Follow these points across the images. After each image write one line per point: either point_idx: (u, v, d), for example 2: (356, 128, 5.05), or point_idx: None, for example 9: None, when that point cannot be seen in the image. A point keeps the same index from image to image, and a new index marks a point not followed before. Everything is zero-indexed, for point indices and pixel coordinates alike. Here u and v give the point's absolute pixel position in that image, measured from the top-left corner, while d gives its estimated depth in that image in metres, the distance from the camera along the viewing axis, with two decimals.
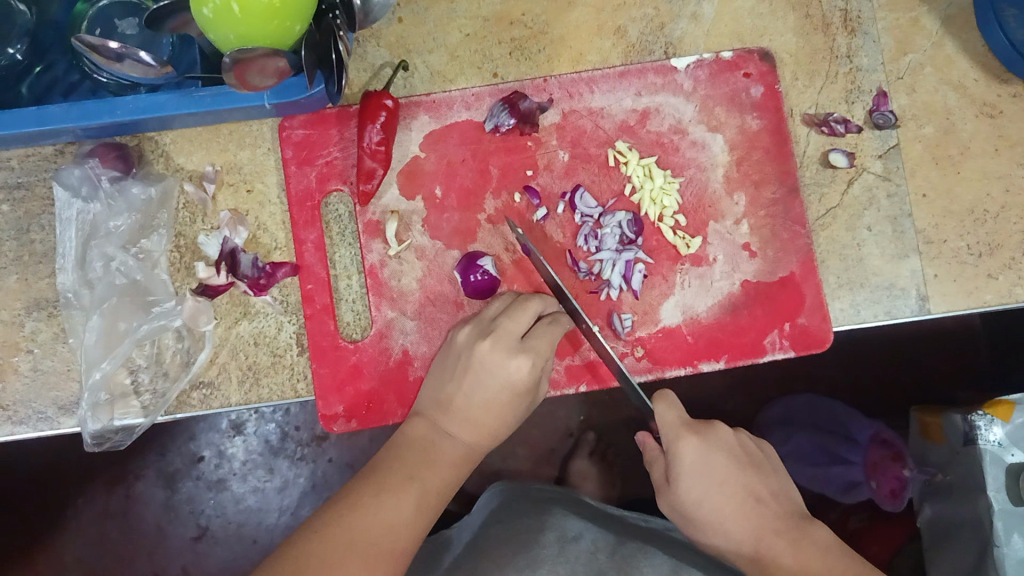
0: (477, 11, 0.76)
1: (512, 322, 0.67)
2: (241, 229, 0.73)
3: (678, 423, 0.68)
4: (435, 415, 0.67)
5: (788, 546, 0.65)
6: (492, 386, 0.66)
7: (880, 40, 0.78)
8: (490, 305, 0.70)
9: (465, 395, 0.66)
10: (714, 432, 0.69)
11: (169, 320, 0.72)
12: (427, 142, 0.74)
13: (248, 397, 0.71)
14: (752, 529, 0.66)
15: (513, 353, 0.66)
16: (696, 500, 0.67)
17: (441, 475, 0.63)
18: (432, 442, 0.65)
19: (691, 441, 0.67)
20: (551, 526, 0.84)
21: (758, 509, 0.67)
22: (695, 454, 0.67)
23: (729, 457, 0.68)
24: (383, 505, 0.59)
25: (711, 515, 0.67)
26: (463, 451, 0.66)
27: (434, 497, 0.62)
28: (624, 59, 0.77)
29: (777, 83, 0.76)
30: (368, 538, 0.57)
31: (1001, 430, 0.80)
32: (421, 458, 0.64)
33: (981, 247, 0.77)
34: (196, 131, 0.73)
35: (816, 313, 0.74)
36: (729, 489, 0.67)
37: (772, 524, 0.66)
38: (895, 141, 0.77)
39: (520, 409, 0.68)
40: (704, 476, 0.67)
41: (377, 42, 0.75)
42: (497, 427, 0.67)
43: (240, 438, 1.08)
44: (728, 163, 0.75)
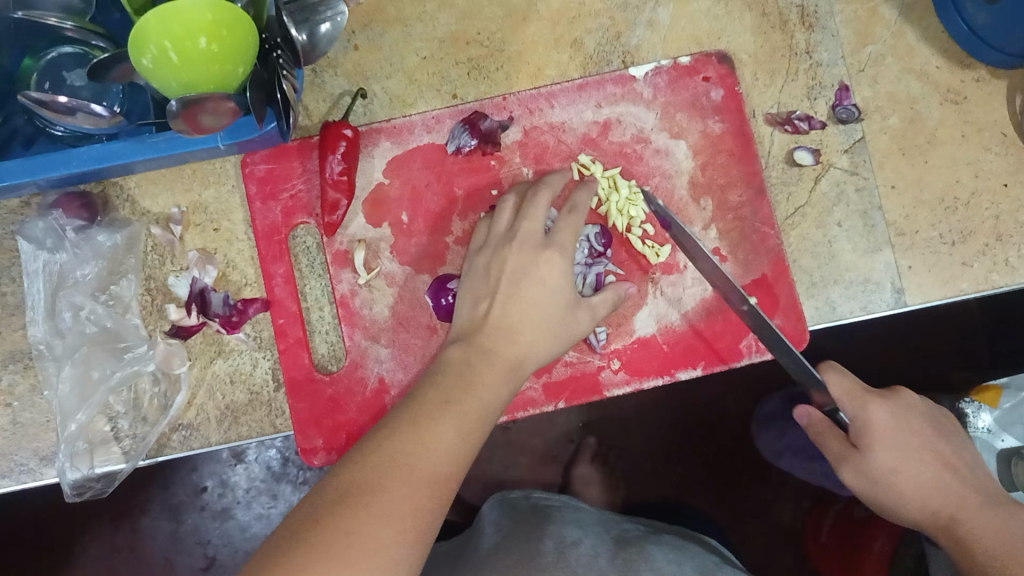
0: (432, 33, 0.76)
1: (532, 221, 0.68)
2: (210, 268, 0.73)
3: (859, 389, 0.69)
4: (473, 337, 0.65)
5: (981, 513, 0.65)
6: (525, 285, 0.66)
7: (839, 33, 0.78)
8: (500, 211, 0.70)
9: (498, 312, 0.66)
10: (899, 398, 0.70)
11: (143, 365, 0.72)
12: (390, 168, 0.74)
13: (228, 436, 0.71)
14: (927, 501, 0.67)
15: (539, 250, 0.67)
16: (893, 468, 0.67)
17: (481, 397, 0.60)
18: (468, 363, 0.62)
19: (881, 407, 0.69)
20: (548, 532, 0.83)
21: (954, 478, 0.67)
22: (889, 417, 0.69)
23: (924, 423, 0.69)
24: (422, 431, 0.56)
25: (919, 489, 0.67)
26: (505, 368, 0.63)
27: (475, 421, 0.59)
28: (582, 72, 0.77)
29: (737, 85, 0.75)
30: (409, 463, 0.54)
31: (990, 416, 0.80)
32: (458, 382, 0.61)
33: (954, 235, 0.76)
34: (160, 174, 0.73)
35: (791, 312, 0.74)
36: (925, 456, 0.68)
37: (976, 494, 0.66)
38: (860, 134, 0.77)
39: (560, 320, 0.66)
40: (898, 441, 0.68)
41: (334, 72, 0.75)
42: (540, 339, 0.65)
43: (241, 466, 1.08)
44: (693, 168, 0.75)
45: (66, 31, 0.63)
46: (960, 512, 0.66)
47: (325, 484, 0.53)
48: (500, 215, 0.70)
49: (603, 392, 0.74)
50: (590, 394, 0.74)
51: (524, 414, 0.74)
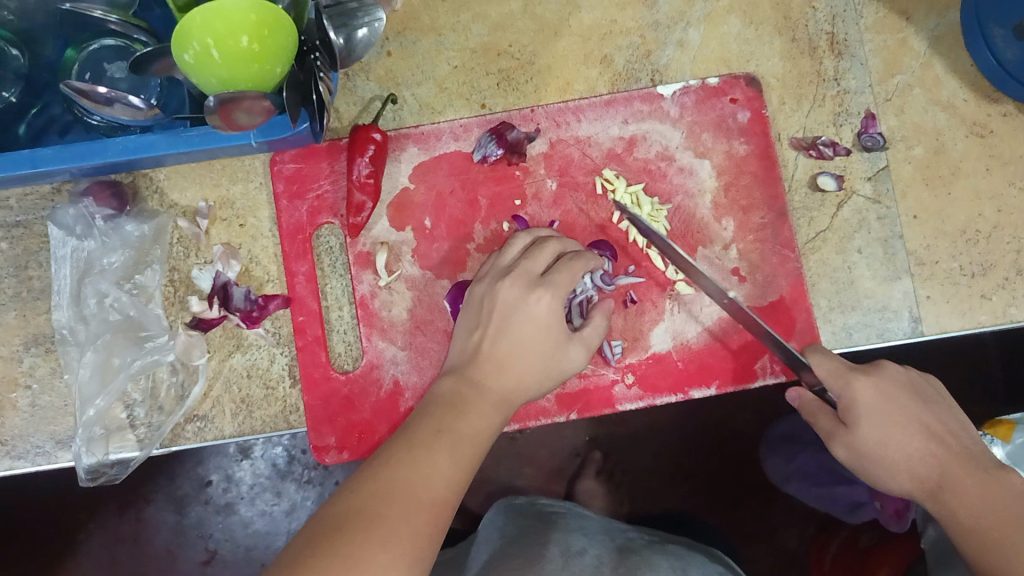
0: (465, 43, 0.77)
1: (532, 262, 0.69)
2: (233, 262, 0.74)
3: (842, 369, 0.67)
4: (464, 369, 0.65)
5: (975, 482, 0.62)
6: (516, 321, 0.66)
7: (868, 62, 0.78)
8: (509, 247, 0.71)
9: (491, 343, 0.65)
10: (885, 372, 0.68)
11: (162, 355, 0.73)
12: (416, 173, 0.75)
13: (242, 429, 0.72)
14: (914, 469, 0.65)
15: (532, 287, 0.67)
16: (878, 443, 0.65)
17: (472, 425, 0.60)
18: (460, 392, 0.63)
19: (866, 380, 0.66)
20: (552, 539, 0.85)
21: (937, 447, 0.65)
22: (872, 395, 0.66)
23: (906, 394, 0.67)
24: (416, 461, 0.56)
25: (899, 456, 0.65)
26: (496, 400, 0.63)
27: (466, 448, 0.59)
28: (610, 88, 0.78)
29: (763, 108, 0.76)
30: (404, 492, 0.53)
31: (1001, 449, 0.83)
32: (450, 411, 0.61)
33: (973, 267, 0.76)
34: (189, 167, 0.75)
35: (807, 337, 0.74)
36: (907, 427, 0.65)
37: (959, 460, 0.64)
38: (884, 163, 0.77)
39: (550, 353, 0.66)
40: (884, 416, 0.66)
41: (367, 76, 0.76)
42: (528, 370, 0.65)
43: (247, 462, 1.09)
44: (716, 189, 0.75)
45: (109, 24, 0.64)
46: (946, 480, 0.63)
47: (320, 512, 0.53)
48: (505, 252, 0.71)
49: (616, 406, 0.74)
50: (603, 407, 0.74)
51: (536, 423, 0.75)
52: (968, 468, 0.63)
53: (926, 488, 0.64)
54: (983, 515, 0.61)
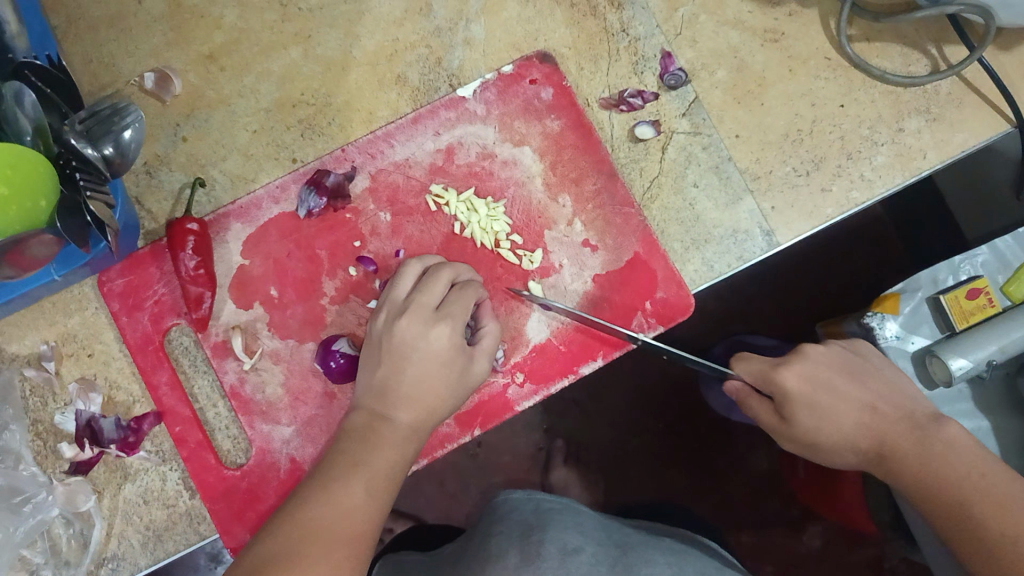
0: (257, 105, 0.76)
1: (426, 295, 0.68)
2: (93, 394, 0.71)
3: (767, 366, 0.71)
4: (376, 405, 0.66)
5: (915, 446, 0.65)
6: (419, 360, 0.66)
7: (648, 4, 0.79)
8: (400, 279, 0.70)
9: (396, 379, 0.66)
10: (806, 355, 0.70)
11: (47, 512, 0.70)
12: (247, 248, 0.74)
13: (157, 555, 0.70)
14: (855, 445, 0.68)
15: (431, 322, 0.67)
16: (815, 428, 0.69)
17: (387, 458, 0.63)
18: (373, 428, 0.64)
19: (791, 372, 0.69)
20: (549, 537, 0.83)
21: (875, 418, 0.68)
22: (801, 381, 0.69)
23: (831, 371, 0.70)
24: (330, 498, 0.59)
25: (834, 436, 0.69)
26: (406, 432, 0.65)
27: (383, 481, 0.61)
28: (414, 105, 0.77)
29: (564, 80, 0.77)
30: (319, 531, 0.56)
31: (895, 323, 0.85)
32: (362, 445, 0.63)
33: (806, 165, 0.79)
34: (18, 315, 0.72)
35: (672, 283, 0.75)
36: (841, 405, 0.68)
37: (894, 424, 0.67)
38: (694, 95, 0.78)
39: (456, 382, 0.67)
40: (817, 404, 0.69)
41: (169, 167, 0.74)
42: (438, 405, 0.66)
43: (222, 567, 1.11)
44: (543, 170, 0.76)
45: None
46: (886, 449, 0.67)
47: (242, 557, 0.56)
48: (398, 284, 0.70)
49: (515, 408, 0.74)
50: (503, 414, 0.74)
51: (444, 450, 0.74)
52: (904, 433, 0.66)
53: (871, 459, 0.68)
54: (919, 468, 0.64)
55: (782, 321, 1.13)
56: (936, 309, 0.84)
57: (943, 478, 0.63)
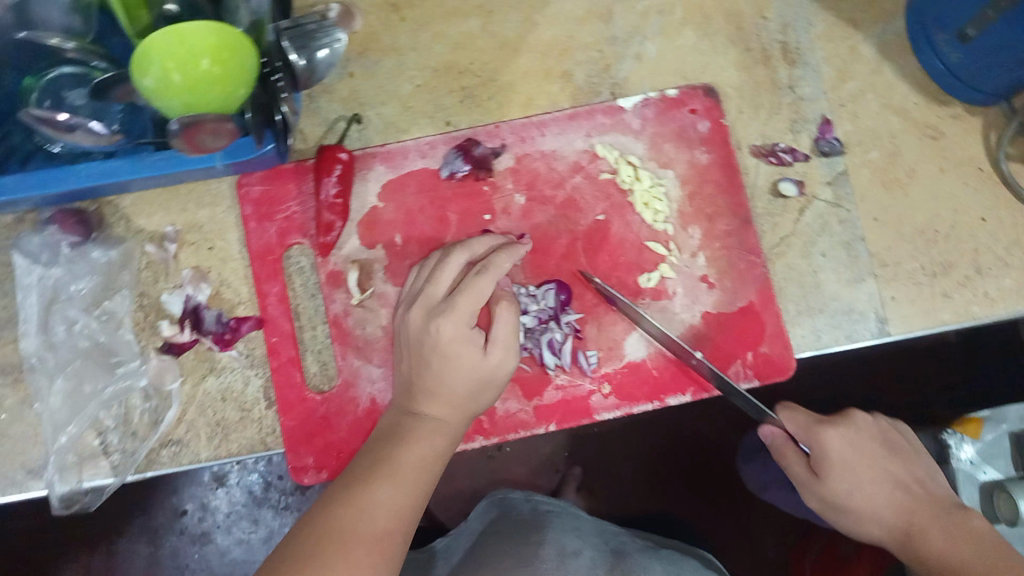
0: (427, 61, 0.78)
1: (428, 287, 0.69)
2: (204, 285, 0.73)
3: (811, 420, 0.70)
4: (403, 399, 0.68)
5: (941, 529, 0.64)
6: (429, 356, 0.67)
7: (820, 69, 0.80)
8: (412, 276, 0.72)
9: (415, 374, 0.67)
10: (851, 421, 0.70)
11: (135, 380, 0.72)
12: (385, 192, 0.76)
13: (218, 452, 0.71)
14: (882, 520, 0.67)
15: (432, 316, 0.67)
16: (846, 491, 0.68)
17: (416, 452, 0.63)
18: (398, 423, 0.66)
19: (833, 432, 0.69)
20: (548, 538, 0.83)
21: (906, 495, 0.67)
22: (841, 443, 0.68)
23: (875, 443, 0.70)
24: (360, 493, 0.59)
25: (862, 504, 0.67)
26: (435, 425, 0.66)
27: (408, 475, 0.62)
28: (573, 102, 0.79)
29: (722, 118, 0.78)
30: (351, 523, 0.57)
31: (972, 447, 0.84)
32: (393, 442, 0.64)
33: (934, 266, 0.78)
34: (154, 192, 0.74)
35: (778, 340, 0.76)
36: (876, 475, 0.68)
37: (924, 507, 0.66)
38: (843, 167, 0.79)
39: (475, 368, 0.66)
40: (853, 466, 0.68)
41: (331, 97, 0.76)
42: (456, 398, 0.66)
43: (223, 490, 1.11)
44: (681, 198, 0.77)
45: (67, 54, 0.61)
46: (915, 527, 0.66)
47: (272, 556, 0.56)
48: (414, 275, 0.72)
49: (594, 416, 0.75)
50: (580, 418, 0.75)
51: (515, 436, 0.75)
52: (931, 513, 0.66)
53: (896, 538, 0.67)
54: (945, 554, 0.62)
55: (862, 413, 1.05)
56: (1016, 445, 0.83)
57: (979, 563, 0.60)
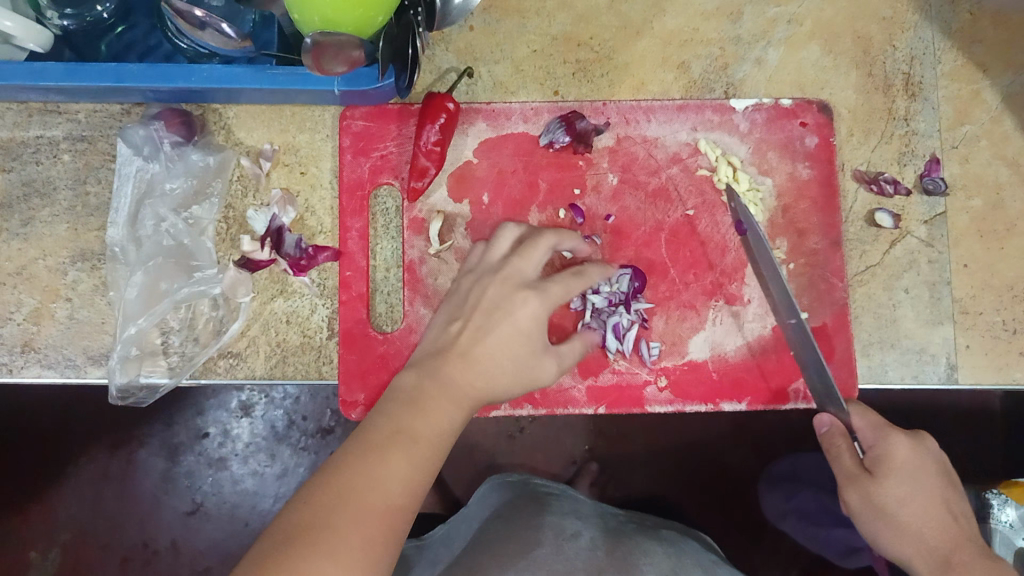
0: (547, 29, 0.78)
1: (524, 262, 0.67)
2: (289, 208, 0.74)
3: (882, 424, 0.69)
4: (433, 361, 0.63)
5: (988, 566, 0.64)
6: (504, 327, 0.64)
7: (939, 107, 0.78)
8: (498, 240, 0.70)
9: (469, 340, 0.63)
10: (921, 439, 0.69)
11: (208, 287, 0.73)
12: (481, 148, 0.76)
13: (273, 372, 0.72)
14: (922, 535, 0.65)
15: (520, 289, 0.66)
16: (898, 496, 0.66)
17: (434, 425, 0.58)
18: (421, 388, 0.59)
19: (901, 437, 0.68)
20: (548, 521, 0.79)
21: (956, 523, 0.66)
22: (909, 455, 0.68)
23: (937, 468, 0.69)
24: (369, 463, 0.53)
25: (910, 516, 0.66)
26: (462, 397, 0.61)
27: (430, 447, 0.56)
28: (683, 95, 0.78)
29: (832, 136, 0.77)
30: (357, 499, 0.51)
31: (1015, 511, 0.81)
32: (410, 412, 0.58)
33: (1015, 323, 0.76)
34: (260, 108, 0.75)
35: (845, 367, 0.74)
36: (931, 494, 0.67)
37: (972, 541, 0.65)
38: (942, 209, 0.77)
39: (529, 357, 0.65)
40: (912, 475, 0.67)
41: (446, 47, 0.77)
42: (500, 379, 0.63)
43: (247, 420, 1.09)
44: (775, 208, 0.76)
45: None
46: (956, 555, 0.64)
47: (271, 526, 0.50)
48: (494, 245, 0.70)
49: (645, 407, 0.74)
50: (631, 407, 0.74)
51: (563, 413, 0.75)
52: (972, 549, 0.65)
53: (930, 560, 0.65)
54: None
55: None
56: None
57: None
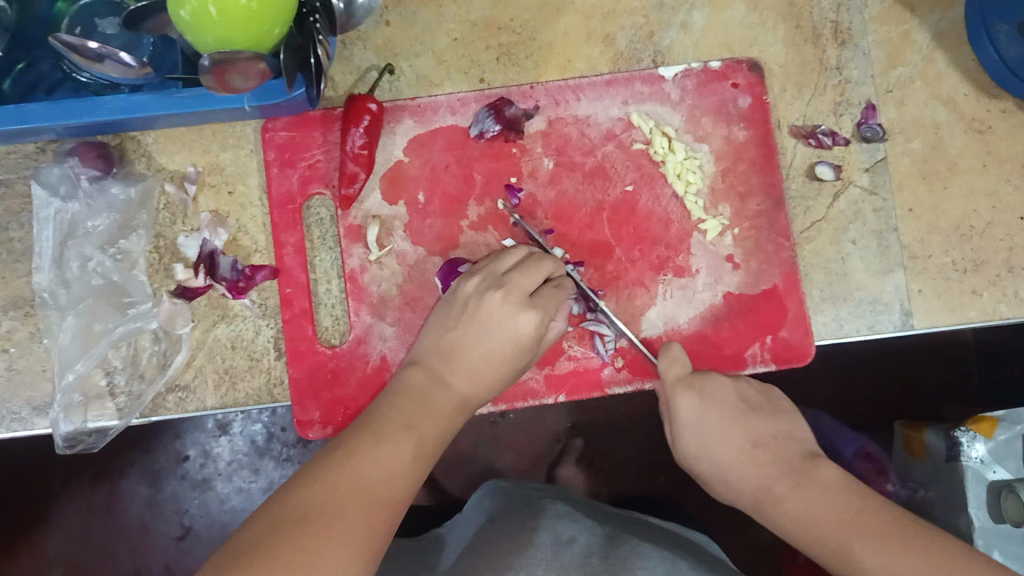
0: (465, 16, 0.75)
1: (527, 279, 0.67)
2: (221, 230, 0.72)
3: (677, 378, 0.71)
4: (433, 365, 0.65)
5: (791, 490, 0.65)
6: (496, 338, 0.66)
7: (870, 53, 0.77)
8: (506, 255, 0.70)
9: (469, 347, 0.66)
10: (711, 387, 0.71)
11: (146, 322, 0.71)
12: (411, 146, 0.74)
13: (225, 401, 0.71)
14: (731, 481, 0.69)
15: (523, 307, 0.67)
16: (698, 453, 0.70)
17: (437, 426, 0.61)
18: (430, 391, 0.63)
19: (687, 397, 0.70)
20: (543, 527, 0.76)
21: (756, 454, 0.68)
22: (690, 410, 0.70)
23: (725, 409, 0.70)
24: (380, 453, 0.56)
25: (713, 468, 0.70)
26: (460, 402, 0.65)
27: (429, 450, 0.59)
28: (612, 68, 0.76)
29: (765, 94, 0.75)
30: (366, 485, 0.54)
31: (984, 447, 0.81)
32: (418, 407, 0.61)
33: (966, 263, 0.75)
34: (179, 131, 0.72)
35: (799, 327, 0.74)
36: (725, 440, 0.69)
37: (772, 468, 0.67)
38: (883, 155, 0.76)
39: (519, 368, 0.68)
40: (701, 430, 0.70)
41: (363, 45, 0.74)
42: (495, 384, 0.66)
43: (226, 438, 1.07)
44: (714, 174, 0.75)
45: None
46: (763, 492, 0.67)
47: (278, 503, 0.52)
48: (505, 258, 0.70)
49: (604, 390, 0.74)
50: (591, 390, 0.74)
51: (523, 404, 0.74)
52: (780, 474, 0.66)
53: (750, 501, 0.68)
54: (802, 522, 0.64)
55: (862, 408, 1.04)
56: None
57: (813, 525, 0.63)
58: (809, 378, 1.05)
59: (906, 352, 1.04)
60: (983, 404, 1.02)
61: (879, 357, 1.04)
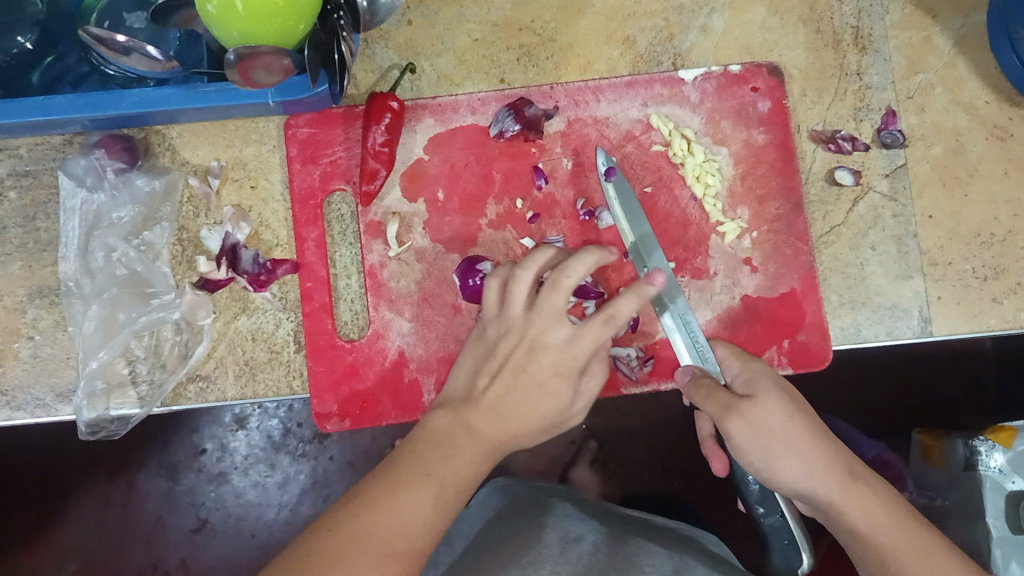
0: (487, 16, 0.76)
1: (517, 307, 0.62)
2: (243, 224, 0.73)
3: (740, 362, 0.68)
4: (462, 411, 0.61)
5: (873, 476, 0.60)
6: (510, 375, 0.61)
7: (891, 58, 0.77)
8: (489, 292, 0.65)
9: (496, 387, 0.61)
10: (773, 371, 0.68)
11: (168, 312, 0.72)
12: (431, 144, 0.75)
13: (244, 392, 0.72)
14: (821, 456, 0.60)
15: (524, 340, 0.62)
16: (788, 418, 0.62)
17: (463, 469, 0.58)
18: (452, 436, 0.59)
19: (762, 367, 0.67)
20: (550, 523, 0.76)
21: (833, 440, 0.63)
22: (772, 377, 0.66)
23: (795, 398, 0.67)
24: (397, 503, 0.55)
25: (802, 436, 0.61)
26: (491, 445, 0.60)
27: (455, 496, 0.57)
28: (631, 69, 0.77)
29: (785, 98, 0.75)
30: (380, 539, 0.53)
31: (1002, 456, 0.80)
32: (437, 453, 0.58)
33: (986, 270, 0.75)
34: (203, 126, 0.74)
35: (816, 331, 0.74)
36: (809, 415, 0.63)
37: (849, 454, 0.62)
38: (903, 160, 0.76)
39: (565, 402, 0.62)
40: (789, 397, 0.64)
41: (386, 44, 0.75)
42: (537, 421, 0.62)
43: (242, 432, 1.08)
44: (732, 176, 0.75)
45: None
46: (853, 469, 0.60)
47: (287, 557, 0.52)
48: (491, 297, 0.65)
49: (620, 390, 0.74)
50: (607, 390, 0.74)
51: None
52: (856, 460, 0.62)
53: (839, 478, 0.59)
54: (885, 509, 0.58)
55: (877, 416, 1.03)
56: None
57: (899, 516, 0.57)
58: (825, 386, 1.04)
59: (923, 362, 1.03)
60: (1000, 415, 1.01)
61: (896, 366, 1.03)
